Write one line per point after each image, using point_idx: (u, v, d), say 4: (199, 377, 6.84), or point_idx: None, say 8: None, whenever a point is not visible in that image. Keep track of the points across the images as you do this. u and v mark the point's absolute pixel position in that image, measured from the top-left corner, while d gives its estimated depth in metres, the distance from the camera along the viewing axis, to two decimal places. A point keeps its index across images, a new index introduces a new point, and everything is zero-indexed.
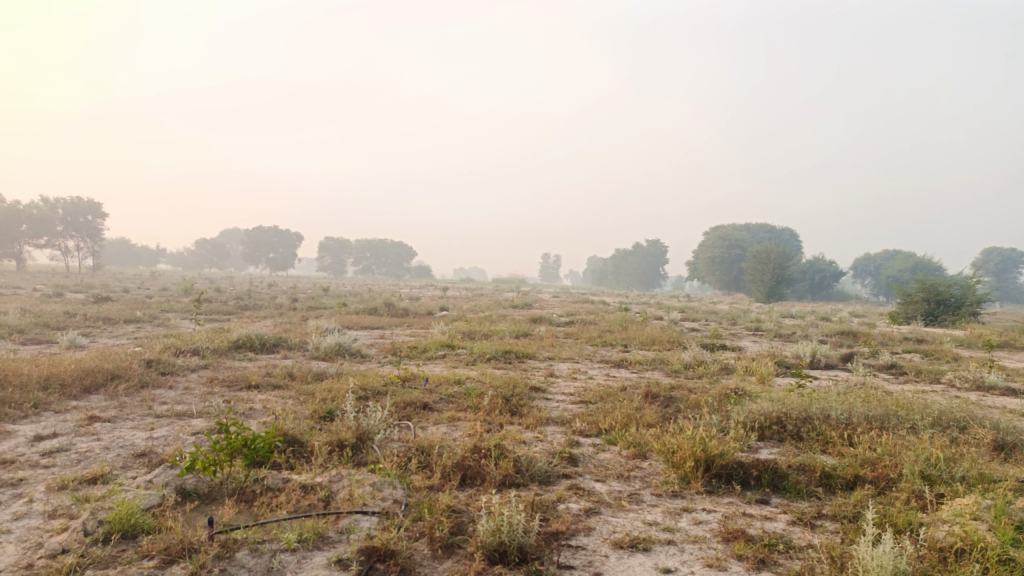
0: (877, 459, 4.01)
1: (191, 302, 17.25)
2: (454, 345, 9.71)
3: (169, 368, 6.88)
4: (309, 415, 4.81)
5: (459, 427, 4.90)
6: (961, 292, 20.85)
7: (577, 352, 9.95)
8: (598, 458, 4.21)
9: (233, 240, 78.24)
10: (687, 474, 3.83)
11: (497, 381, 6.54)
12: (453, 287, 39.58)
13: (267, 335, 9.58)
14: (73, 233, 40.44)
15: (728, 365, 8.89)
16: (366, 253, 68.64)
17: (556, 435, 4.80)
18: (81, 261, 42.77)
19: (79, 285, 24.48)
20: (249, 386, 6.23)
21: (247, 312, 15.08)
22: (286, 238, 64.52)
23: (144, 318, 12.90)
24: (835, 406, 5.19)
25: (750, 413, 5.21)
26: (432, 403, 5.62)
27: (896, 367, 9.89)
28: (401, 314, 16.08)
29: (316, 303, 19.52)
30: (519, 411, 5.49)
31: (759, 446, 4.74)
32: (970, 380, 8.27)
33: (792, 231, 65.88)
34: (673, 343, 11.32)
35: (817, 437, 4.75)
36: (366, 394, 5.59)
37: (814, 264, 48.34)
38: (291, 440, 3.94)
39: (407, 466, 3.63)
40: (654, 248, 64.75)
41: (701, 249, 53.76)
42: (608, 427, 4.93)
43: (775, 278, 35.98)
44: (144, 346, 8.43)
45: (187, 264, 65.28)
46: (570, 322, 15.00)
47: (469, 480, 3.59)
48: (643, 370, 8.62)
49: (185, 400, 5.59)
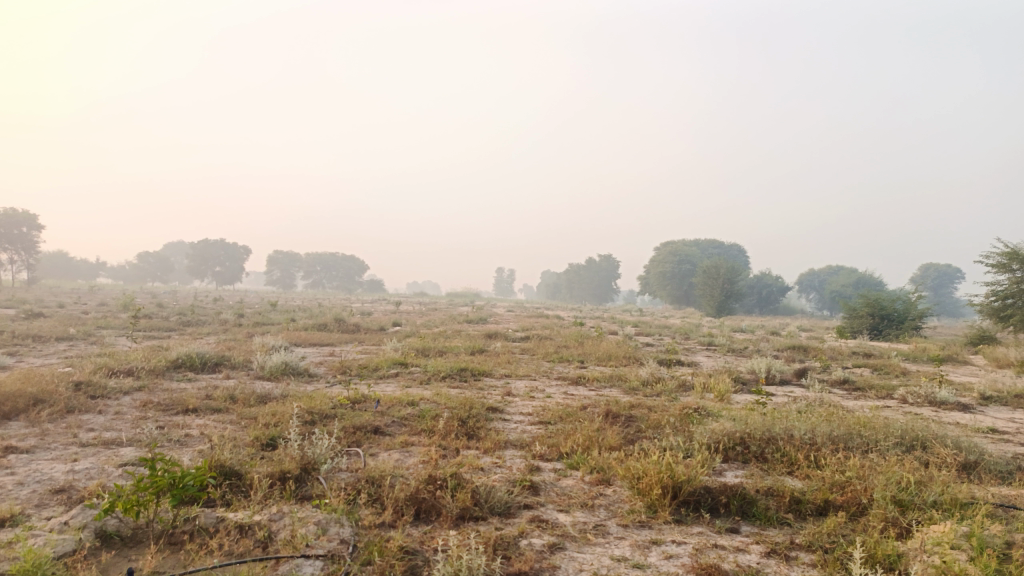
0: (846, 483, 3.89)
1: (130, 319, 16.51)
2: (407, 363, 9.41)
3: (99, 390, 6.43)
4: (251, 442, 4.49)
5: (412, 453, 4.63)
6: (904, 306, 21.38)
7: (533, 369, 9.74)
8: (560, 486, 4.00)
9: (179, 253, 76.10)
10: (654, 502, 3.64)
11: (453, 402, 6.27)
12: (405, 302, 39.05)
13: (209, 353, 9.12)
14: (6, 245, 38.69)
15: (686, 382, 8.79)
16: (316, 266, 67.46)
17: (514, 460, 4.58)
18: (14, 275, 40.89)
19: (10, 300, 23.35)
20: (187, 410, 5.83)
21: (190, 329, 14.48)
22: (234, 252, 62.99)
23: (77, 335, 12.23)
24: (798, 425, 5.09)
25: (713, 433, 5.05)
26: (383, 427, 5.32)
27: (849, 381, 9.95)
28: (351, 330, 15.66)
29: (263, 319, 18.93)
30: (476, 434, 5.24)
31: (724, 468, 4.60)
32: (922, 395, 8.33)
33: (740, 247, 67.21)
34: (629, 359, 11.20)
35: (783, 458, 4.63)
36: (313, 418, 5.27)
37: (762, 279, 49.29)
38: (228, 472, 3.63)
39: (356, 500, 3.36)
40: (606, 262, 65.26)
41: (652, 264, 54.36)
42: (568, 450, 4.72)
43: (725, 292, 36.50)
44: (75, 366, 7.92)
45: (128, 278, 63.16)
46: (525, 337, 14.80)
47: (424, 514, 3.34)
48: (601, 387, 8.46)
49: (115, 426, 5.17)
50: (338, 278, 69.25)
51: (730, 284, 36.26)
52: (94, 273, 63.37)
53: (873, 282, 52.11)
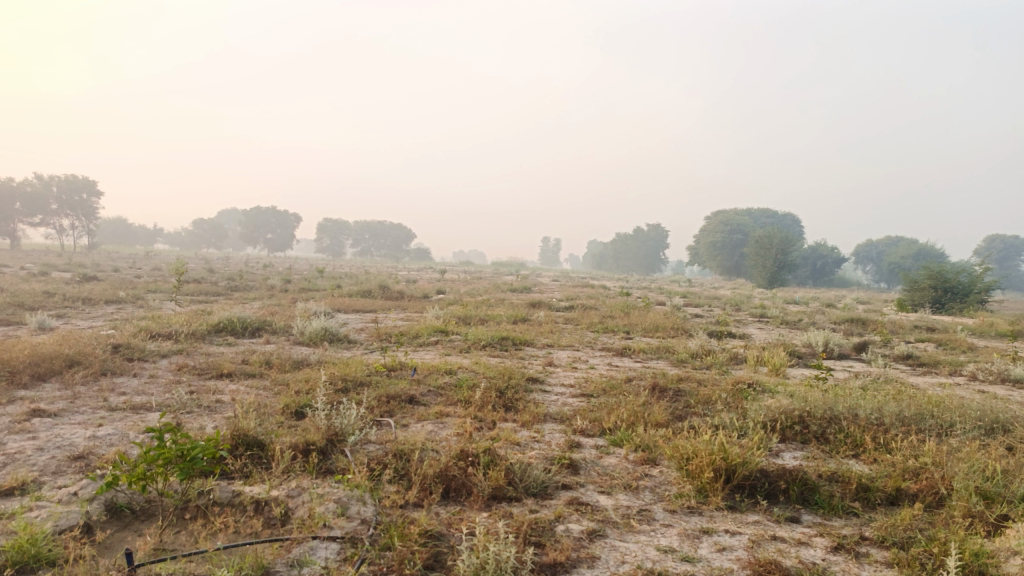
0: (921, 471, 3.51)
1: (180, 284, 16.73)
2: (447, 331, 9.20)
3: (136, 353, 6.37)
4: (280, 411, 4.32)
5: (447, 425, 4.41)
6: (970, 279, 20.27)
7: (576, 339, 9.44)
8: (601, 465, 3.71)
9: (231, 221, 77.55)
10: (705, 485, 3.33)
11: (492, 372, 6.02)
12: (452, 271, 39.04)
13: (250, 317, 9.07)
14: (67, 211, 39.88)
15: (738, 355, 8.36)
16: (364, 233, 67.98)
17: (554, 435, 4.31)
18: (76, 240, 42.17)
19: (69, 265, 23.98)
20: (221, 375, 5.71)
21: (236, 293, 14.64)
22: (284, 219, 63.89)
23: (127, 298, 12.37)
24: (863, 404, 4.70)
25: (768, 410, 4.69)
26: (418, 396, 5.11)
27: (913, 357, 9.39)
28: (395, 297, 15.57)
29: (310, 285, 19.02)
30: (514, 406, 4.98)
31: (780, 449, 4.26)
32: (994, 372, 7.76)
33: (794, 218, 65.31)
34: (677, 330, 10.79)
35: (847, 440, 4.25)
36: (346, 386, 5.08)
37: (816, 250, 47.77)
38: (250, 442, 3.44)
39: (381, 476, 3.12)
40: (655, 232, 64.09)
41: (702, 234, 53.16)
42: (612, 426, 4.43)
43: (777, 263, 35.42)
44: (117, 329, 7.92)
45: (183, 244, 64.73)
46: (569, 307, 14.45)
47: (453, 493, 3.09)
48: (647, 359, 8.12)
49: (147, 390, 5.07)
50: (386, 246, 69.73)
51: (783, 255, 35.21)
52: (151, 239, 65.08)
53: (934, 254, 49.96)
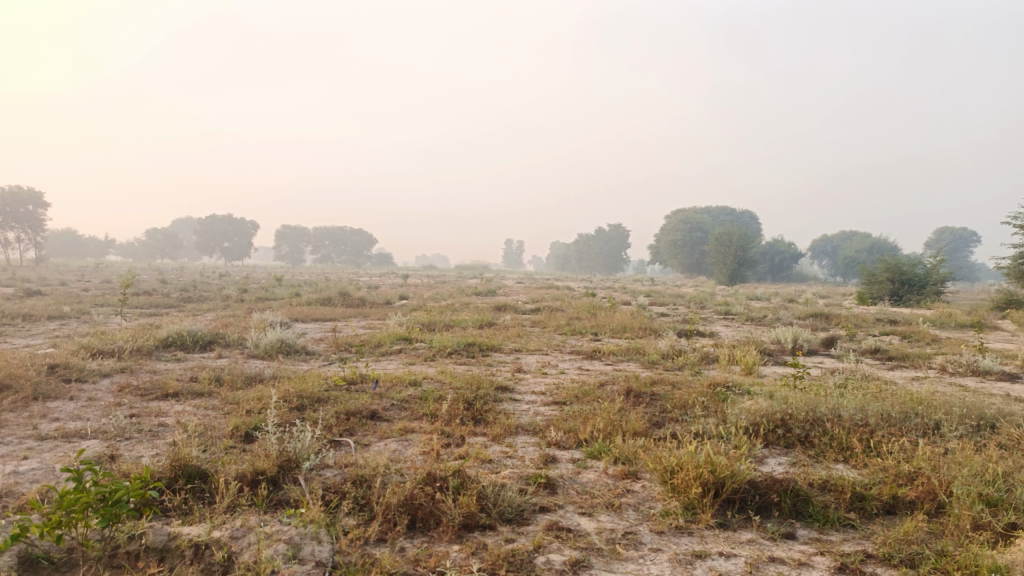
0: (917, 476, 3.33)
1: (129, 297, 16.02)
2: (411, 338, 8.87)
3: (75, 373, 5.92)
4: (228, 435, 3.98)
5: (411, 442, 4.11)
6: (925, 271, 20.58)
7: (544, 342, 9.18)
8: (579, 481, 3.45)
9: (186, 230, 75.76)
10: (692, 501, 3.09)
11: (459, 381, 5.71)
12: (413, 276, 38.53)
13: (202, 330, 8.62)
14: (13, 223, 38.38)
15: (709, 354, 8.19)
16: (324, 240, 66.99)
17: (527, 448, 4.05)
18: (22, 253, 40.58)
19: (12, 279, 23.03)
20: (167, 395, 5.30)
21: (189, 306, 14.07)
22: (242, 227, 62.59)
23: (71, 314, 11.75)
24: (846, 404, 4.53)
25: (749, 414, 4.50)
26: (380, 411, 4.79)
27: (881, 351, 9.35)
28: (357, 304, 15.14)
29: (267, 294, 18.41)
30: (484, 419, 4.70)
31: (764, 454, 4.06)
32: (964, 364, 7.71)
33: (751, 215, 66.25)
34: (646, 331, 10.60)
35: (833, 443, 4.08)
36: (301, 403, 4.73)
37: (774, 246, 48.45)
38: (192, 473, 3.10)
39: (339, 508, 2.81)
40: (616, 232, 64.40)
41: (663, 233, 53.49)
42: (588, 437, 4.17)
43: (738, 260, 35.73)
44: (57, 348, 7.41)
45: (137, 255, 62.97)
46: (536, 309, 14.20)
47: (420, 524, 2.79)
48: (618, 361, 7.90)
49: (84, 415, 4.64)
50: (346, 252, 68.78)
51: (743, 251, 35.57)
52: (103, 250, 63.04)
53: (887, 247, 51.02)
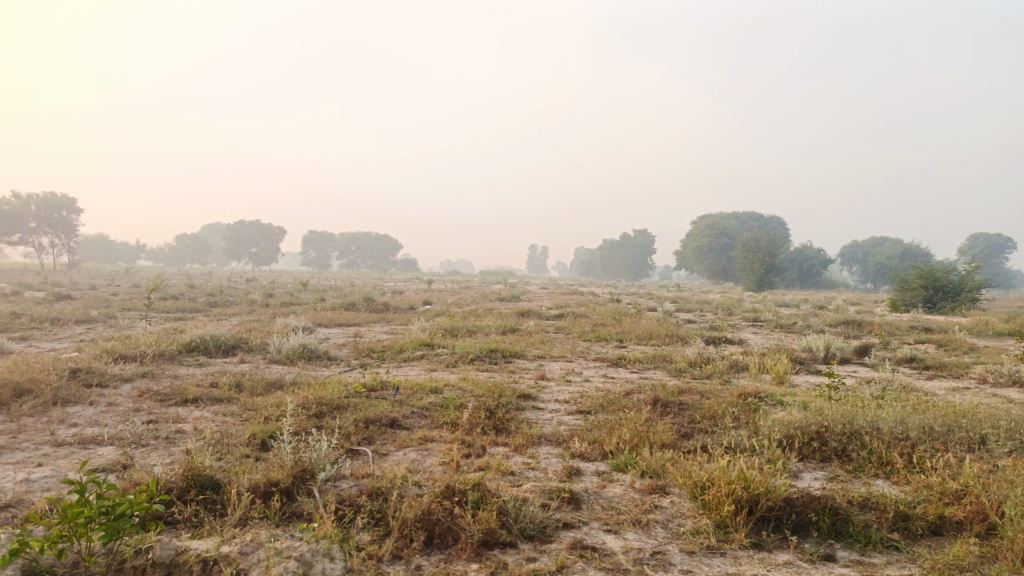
0: (965, 495, 3.14)
1: (156, 302, 16.16)
2: (433, 344, 8.77)
3: (96, 378, 5.90)
4: (244, 444, 3.91)
5: (431, 452, 3.99)
6: (960, 277, 20.06)
7: (568, 349, 9.02)
8: (604, 496, 3.30)
9: (215, 235, 76.69)
10: (724, 519, 2.93)
11: (480, 389, 5.58)
12: (438, 281, 38.59)
13: (224, 335, 8.59)
14: (46, 229, 39.07)
15: (738, 363, 7.97)
16: (350, 245, 67.48)
17: (550, 460, 3.91)
18: (55, 258, 41.30)
19: (45, 284, 23.47)
20: (186, 401, 5.25)
21: (215, 310, 14.15)
22: (269, 233, 63.22)
23: (99, 318, 11.85)
24: (884, 416, 4.33)
25: (782, 426, 4.31)
26: (400, 419, 4.69)
27: (917, 360, 9.05)
28: (380, 309, 15.09)
29: (292, 299, 18.46)
30: (506, 428, 4.57)
31: (799, 468, 3.88)
32: (1005, 374, 7.41)
33: (779, 220, 65.42)
34: (673, 338, 10.40)
35: (872, 458, 3.88)
36: (320, 410, 4.64)
37: (803, 252, 47.74)
38: (204, 483, 3.02)
39: (353, 523, 2.70)
40: (642, 237, 63.99)
41: (688, 239, 53.01)
42: (613, 448, 4.03)
43: (766, 266, 35.22)
44: (81, 352, 7.43)
45: (166, 261, 63.89)
46: (560, 316, 14.03)
47: (438, 540, 2.67)
48: (643, 369, 7.73)
49: (102, 421, 4.59)
50: (372, 258, 69.11)
51: (771, 257, 35.05)
52: (134, 255, 64.04)
53: (919, 253, 50.03)
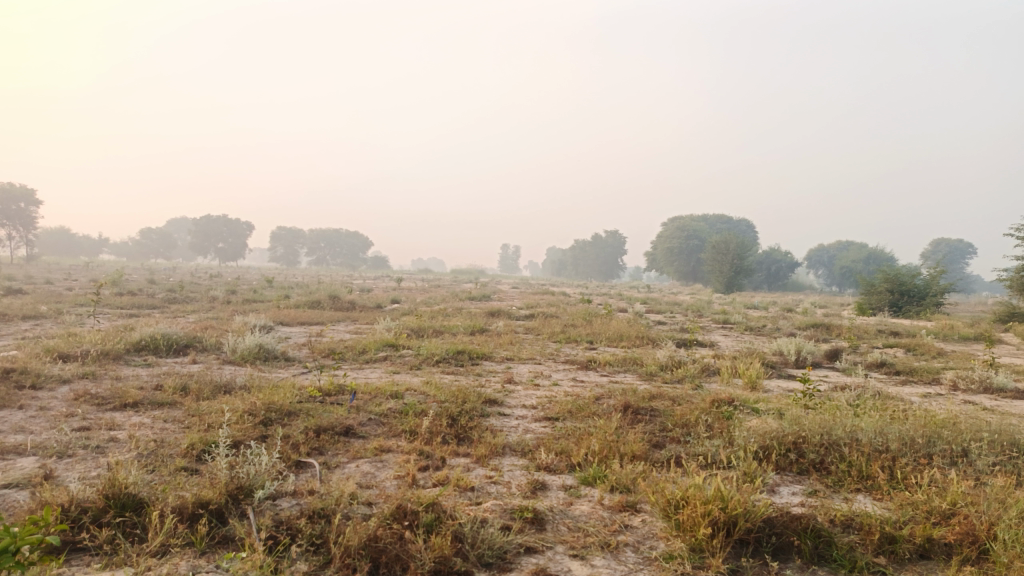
0: (953, 515, 2.95)
1: (111, 297, 15.51)
2: (398, 345, 8.44)
3: (31, 380, 5.49)
4: (181, 456, 3.59)
5: (385, 463, 3.72)
6: (925, 282, 20.22)
7: (537, 351, 8.76)
8: (571, 515, 3.03)
9: (180, 230, 75.13)
10: (700, 543, 2.68)
11: (443, 393, 5.29)
12: (408, 279, 38.18)
13: (177, 333, 8.19)
14: (3, 221, 37.73)
15: (710, 366, 7.79)
16: (319, 242, 66.60)
17: (513, 473, 3.65)
18: (11, 251, 39.93)
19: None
20: (124, 406, 4.88)
21: (173, 307, 13.64)
22: (235, 228, 62.05)
23: (48, 314, 11.31)
24: (864, 426, 4.14)
25: (758, 436, 4.11)
26: (356, 427, 4.39)
27: (888, 365, 8.96)
28: (346, 308, 14.69)
29: (256, 296, 17.91)
30: (468, 437, 4.30)
31: (776, 482, 3.67)
32: (976, 380, 7.32)
33: (748, 223, 66.08)
34: (644, 340, 10.20)
35: (852, 471, 3.69)
36: (269, 417, 4.33)
37: (771, 255, 48.20)
38: (127, 503, 2.71)
39: (289, 550, 2.41)
40: (613, 238, 64.13)
41: (659, 240, 53.22)
42: (582, 460, 3.77)
43: (734, 268, 35.39)
44: (20, 350, 6.99)
45: (129, 255, 62.38)
46: (529, 316, 13.77)
47: (384, 570, 2.39)
48: (614, 373, 7.51)
49: (29, 427, 4.22)
50: (341, 255, 68.21)
51: (740, 259, 35.25)
52: (96, 249, 62.35)
53: (883, 257, 50.78)
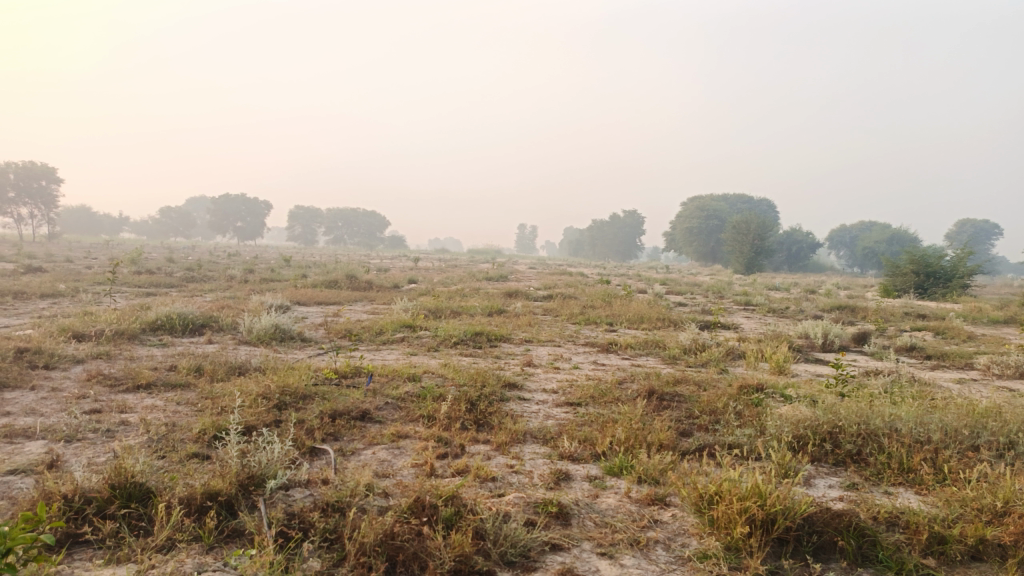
0: (1007, 514, 2.75)
1: (130, 276, 15.52)
2: (415, 326, 8.31)
3: (44, 360, 5.41)
4: (193, 441, 3.48)
5: (403, 451, 3.58)
6: (952, 263, 19.74)
7: (556, 333, 8.59)
8: (597, 509, 2.87)
9: (199, 208, 75.44)
10: (737, 542, 2.52)
11: (462, 377, 5.14)
12: (425, 259, 38.09)
13: (193, 313, 8.11)
14: (26, 198, 38.00)
15: (735, 349, 7.59)
16: (337, 221, 66.66)
17: (535, 462, 3.50)
18: (34, 229, 40.26)
19: (18, 254, 22.75)
20: (137, 387, 4.78)
21: (191, 286, 13.60)
22: (253, 207, 62.22)
23: (67, 293, 11.30)
24: (903, 415, 3.94)
25: (790, 425, 3.92)
26: (373, 412, 4.26)
27: (918, 349, 8.69)
28: (363, 288, 14.59)
29: (273, 275, 17.86)
30: (488, 423, 4.15)
31: (812, 474, 3.49)
32: (1012, 365, 7.06)
33: (769, 203, 65.20)
34: (665, 322, 10.00)
35: (892, 463, 3.50)
36: (283, 401, 4.21)
37: (792, 235, 47.53)
38: (134, 494, 2.58)
39: (302, 547, 2.28)
40: (631, 218, 63.60)
41: (678, 221, 52.67)
42: (607, 450, 3.61)
43: (755, 249, 34.89)
44: (36, 329, 6.92)
45: (149, 234, 62.85)
46: (548, 297, 13.60)
47: (401, 569, 2.25)
48: (636, 356, 7.33)
49: (39, 409, 4.12)
50: (359, 234, 68.23)
51: (761, 240, 34.75)
52: (117, 228, 62.79)
53: (906, 238, 49.93)
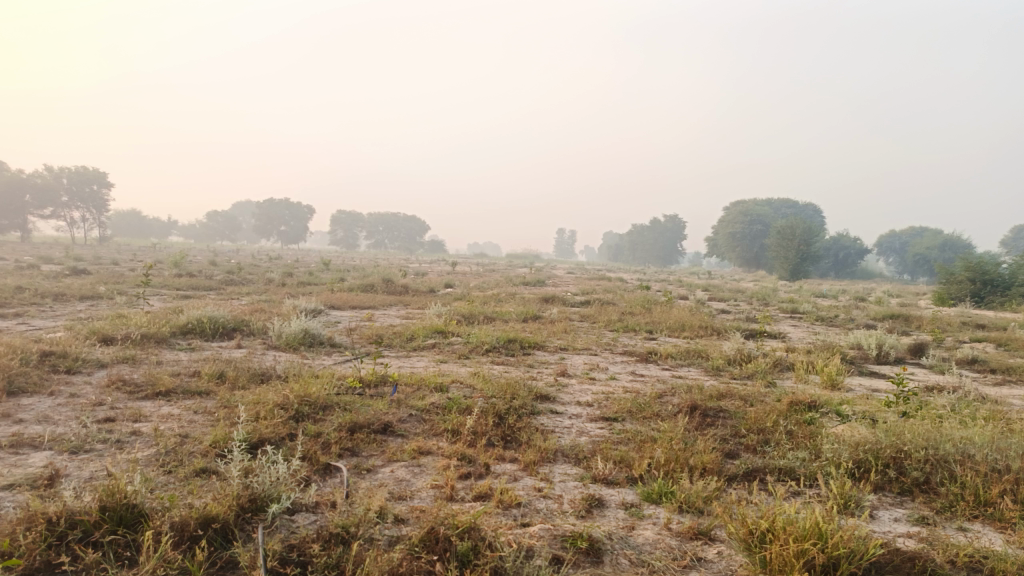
0: None
1: (170, 279, 15.61)
2: (448, 332, 8.07)
3: (67, 364, 5.30)
4: (203, 456, 3.27)
5: (423, 469, 3.32)
6: (1011, 271, 18.81)
7: (594, 340, 8.27)
8: (632, 543, 2.58)
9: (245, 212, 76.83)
10: None
11: (491, 387, 4.87)
12: (465, 263, 37.99)
13: (225, 317, 8.00)
14: (78, 203, 38.97)
15: (782, 360, 7.17)
16: (377, 226, 67.15)
17: (566, 485, 3.21)
18: (87, 232, 41.31)
19: (67, 258, 23.19)
20: (156, 394, 4.63)
21: (229, 289, 13.61)
22: (297, 212, 63.05)
23: (106, 295, 11.33)
24: (975, 439, 3.55)
25: (848, 448, 3.56)
26: (394, 425, 4.02)
27: (981, 363, 8.12)
28: (399, 292, 14.45)
29: (311, 279, 17.85)
30: (516, 439, 3.88)
31: (875, 506, 3.13)
32: None
33: (814, 209, 63.73)
34: (707, 330, 9.59)
35: (966, 495, 3.12)
36: (302, 413, 3.99)
37: (839, 241, 46.26)
38: (126, 517, 2.37)
39: None
40: (672, 223, 62.75)
41: (721, 226, 51.70)
42: (644, 473, 3.31)
43: (800, 254, 33.95)
44: (67, 332, 6.87)
45: (195, 238, 64.19)
46: (586, 302, 13.25)
47: None
48: (677, 366, 6.97)
49: (52, 417, 3.98)
50: (398, 238, 68.58)
51: (806, 245, 33.80)
52: (165, 232, 64.15)
53: (960, 245, 48.21)
